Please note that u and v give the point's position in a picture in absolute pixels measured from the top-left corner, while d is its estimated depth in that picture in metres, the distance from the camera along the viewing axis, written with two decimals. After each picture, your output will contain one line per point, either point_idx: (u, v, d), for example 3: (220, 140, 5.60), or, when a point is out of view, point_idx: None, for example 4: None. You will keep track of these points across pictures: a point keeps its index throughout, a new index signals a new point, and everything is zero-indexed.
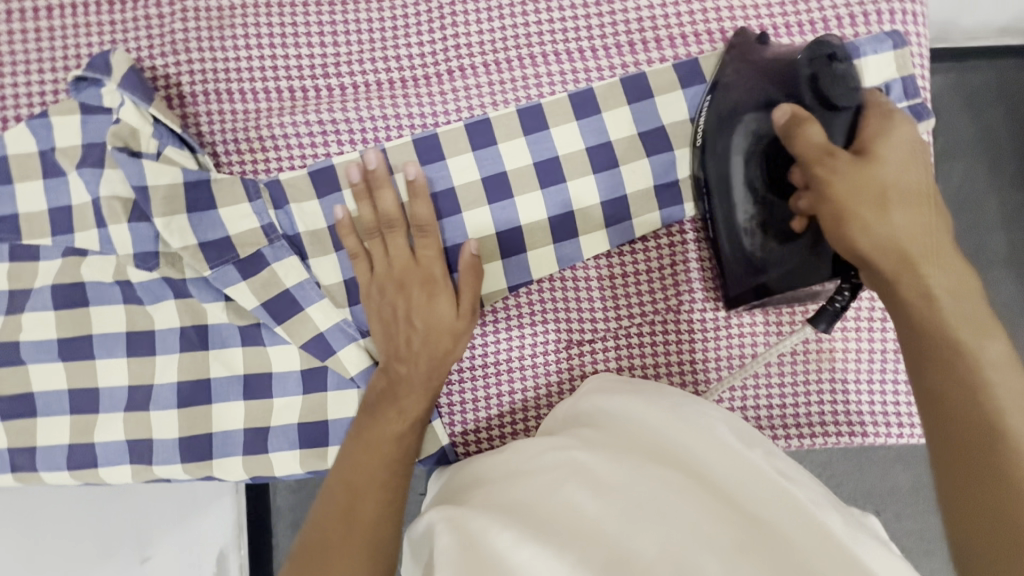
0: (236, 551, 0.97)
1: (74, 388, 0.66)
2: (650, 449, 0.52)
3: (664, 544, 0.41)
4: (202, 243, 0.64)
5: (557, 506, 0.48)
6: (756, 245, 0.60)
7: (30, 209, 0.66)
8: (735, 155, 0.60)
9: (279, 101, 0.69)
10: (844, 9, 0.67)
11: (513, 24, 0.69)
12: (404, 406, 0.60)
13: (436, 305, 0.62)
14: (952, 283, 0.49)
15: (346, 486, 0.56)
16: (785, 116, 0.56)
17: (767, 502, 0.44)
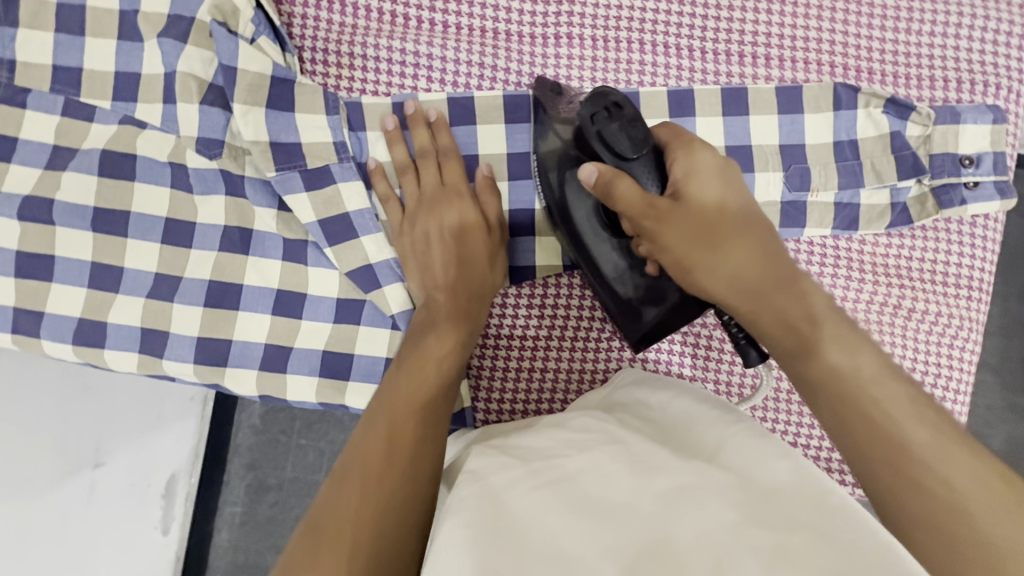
0: (188, 478, 0.87)
1: (97, 261, 0.62)
2: (691, 446, 0.49)
3: (695, 533, 0.38)
4: (273, 142, 0.62)
5: (585, 477, 0.46)
6: (630, 289, 0.57)
7: (97, 67, 0.62)
8: (590, 239, 0.58)
9: (378, 23, 0.66)
10: (953, 73, 0.67)
11: (630, 6, 0.68)
12: (442, 331, 0.56)
13: (468, 228, 0.60)
14: (832, 338, 0.47)
15: (386, 406, 0.51)
16: (592, 176, 0.52)
17: (821, 508, 0.38)
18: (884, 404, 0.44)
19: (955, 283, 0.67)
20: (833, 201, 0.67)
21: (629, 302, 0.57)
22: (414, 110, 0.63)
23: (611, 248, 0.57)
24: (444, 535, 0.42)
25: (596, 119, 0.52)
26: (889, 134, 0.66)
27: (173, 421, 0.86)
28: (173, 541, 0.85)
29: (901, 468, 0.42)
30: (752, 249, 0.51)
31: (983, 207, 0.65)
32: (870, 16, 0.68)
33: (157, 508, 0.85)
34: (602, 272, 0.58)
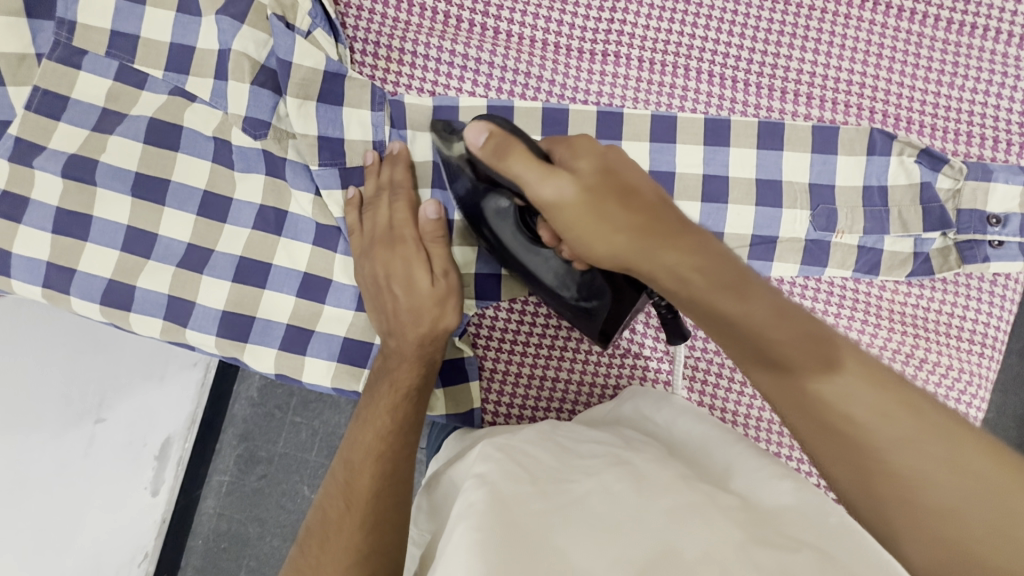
0: (181, 442, 0.93)
1: (133, 226, 0.64)
2: (693, 467, 0.51)
3: (701, 547, 0.39)
4: (320, 137, 0.63)
5: (591, 498, 0.47)
6: (574, 291, 0.59)
7: (154, 36, 0.64)
8: (522, 253, 0.59)
9: (431, 22, 0.68)
10: (991, 131, 0.68)
11: (680, 31, 0.69)
12: (396, 378, 0.58)
13: (413, 272, 0.60)
14: (811, 355, 0.43)
15: (348, 470, 0.53)
16: (480, 136, 0.54)
17: (825, 530, 0.40)
18: (840, 417, 0.42)
19: (969, 338, 0.67)
20: (857, 244, 0.68)
21: (576, 303, 0.60)
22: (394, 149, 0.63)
23: (546, 256, 0.58)
24: (456, 541, 0.42)
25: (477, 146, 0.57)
26: (920, 184, 0.67)
27: (173, 380, 0.92)
28: (162, 501, 0.91)
29: (866, 468, 0.42)
30: (642, 258, 0.50)
31: (1006, 266, 0.66)
32: (914, 67, 0.69)
33: (150, 470, 0.89)
34: (544, 280, 0.60)
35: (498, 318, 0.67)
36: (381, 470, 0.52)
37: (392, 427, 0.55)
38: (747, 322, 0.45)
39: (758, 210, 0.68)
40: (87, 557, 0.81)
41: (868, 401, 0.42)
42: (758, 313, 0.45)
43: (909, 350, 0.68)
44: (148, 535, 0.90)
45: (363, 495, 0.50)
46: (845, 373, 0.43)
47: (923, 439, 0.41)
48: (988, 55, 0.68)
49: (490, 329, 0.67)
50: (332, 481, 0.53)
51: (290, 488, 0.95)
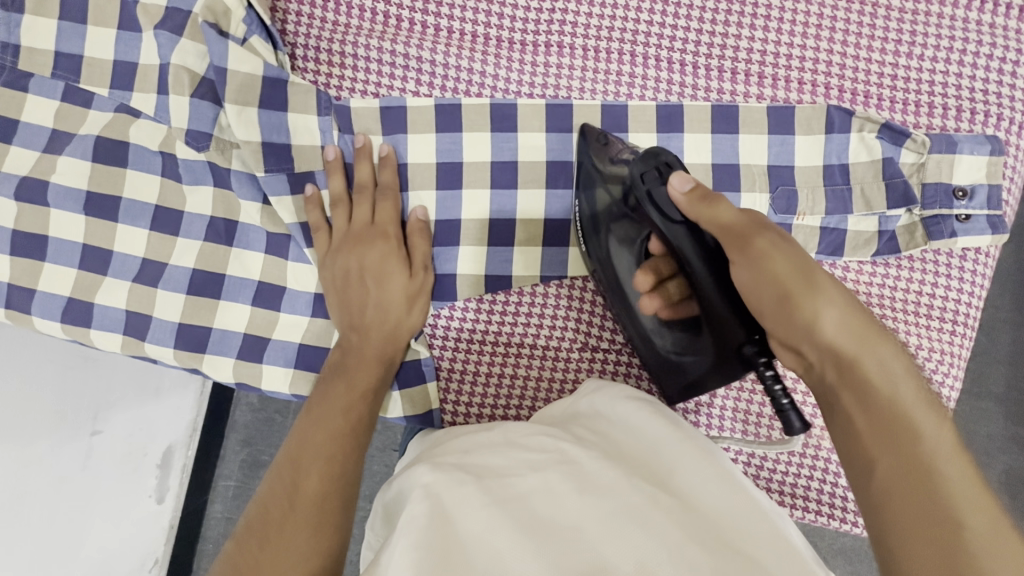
0: (184, 450, 0.91)
1: (88, 244, 0.64)
2: (639, 465, 0.51)
3: (635, 562, 0.39)
4: (264, 143, 0.63)
5: (534, 497, 0.47)
6: (669, 342, 0.58)
7: (96, 55, 0.64)
8: (630, 289, 0.58)
9: (371, 23, 0.67)
10: (954, 101, 0.65)
11: (625, 17, 0.68)
12: (354, 376, 0.58)
13: (388, 270, 0.61)
14: (879, 355, 0.46)
15: (292, 464, 0.52)
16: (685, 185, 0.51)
17: (752, 536, 0.42)
18: (887, 405, 0.44)
19: (940, 316, 0.65)
20: (820, 225, 0.66)
21: (666, 353, 0.59)
22: (362, 144, 0.63)
23: (651, 301, 0.58)
24: (394, 557, 0.44)
25: (646, 180, 0.53)
26: (882, 160, 0.65)
27: (170, 395, 0.91)
28: (169, 508, 0.90)
29: (910, 459, 0.41)
30: (768, 243, 0.49)
31: (974, 241, 0.64)
32: (871, 38, 0.66)
33: (153, 477, 0.88)
34: (642, 321, 0.59)
35: (454, 319, 0.67)
36: (329, 471, 0.52)
37: (342, 426, 0.55)
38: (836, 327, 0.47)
39: None
40: (93, 566, 0.84)
41: (930, 420, 0.43)
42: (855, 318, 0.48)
43: None
44: (153, 542, 0.89)
45: (308, 497, 0.50)
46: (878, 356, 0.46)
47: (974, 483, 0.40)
48: (950, 22, 0.65)
49: (446, 330, 0.67)
50: (278, 476, 0.52)
51: None
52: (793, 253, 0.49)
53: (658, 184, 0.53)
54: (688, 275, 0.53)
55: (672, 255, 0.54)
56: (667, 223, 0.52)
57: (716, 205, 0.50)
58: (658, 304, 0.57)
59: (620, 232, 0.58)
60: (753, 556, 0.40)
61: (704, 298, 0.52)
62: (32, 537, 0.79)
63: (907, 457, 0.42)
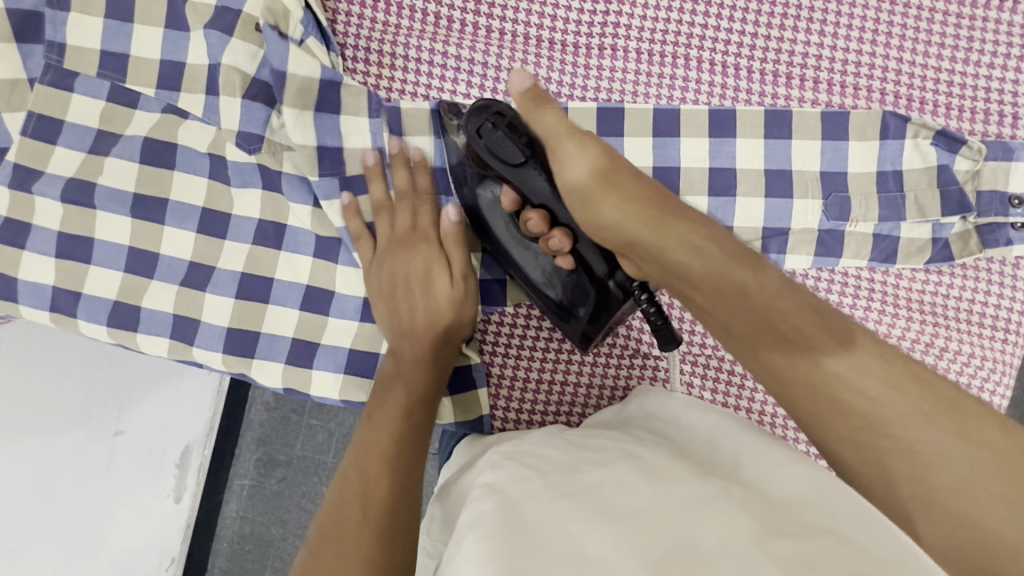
0: (202, 449, 0.91)
1: (134, 247, 0.63)
2: (703, 463, 0.49)
3: (715, 539, 0.38)
4: (319, 147, 0.62)
5: (603, 487, 0.46)
6: (559, 290, 0.60)
7: (143, 54, 0.63)
8: (514, 248, 0.61)
9: (422, 24, 0.66)
10: (1010, 108, 0.65)
11: (678, 20, 0.67)
12: (412, 381, 0.58)
13: (433, 276, 0.60)
14: (852, 356, 0.42)
15: (358, 467, 0.52)
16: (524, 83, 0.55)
17: (836, 516, 0.39)
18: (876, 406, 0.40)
19: (992, 324, 0.65)
20: (873, 232, 0.65)
21: (562, 303, 0.60)
22: (396, 150, 0.62)
23: (535, 253, 0.60)
24: (467, 548, 0.43)
25: (480, 132, 0.56)
26: (936, 167, 0.64)
27: (190, 392, 0.90)
28: (186, 508, 0.90)
29: (886, 473, 0.40)
30: (656, 233, 0.47)
31: None
32: (927, 44, 0.66)
33: (172, 476, 0.88)
34: (531, 277, 0.61)
35: (505, 322, 0.66)
36: (398, 475, 0.51)
37: (405, 431, 0.54)
38: (762, 304, 0.44)
39: (768, 202, 0.66)
40: (115, 564, 0.84)
41: (896, 404, 0.41)
42: (769, 291, 0.44)
43: (931, 339, 0.65)
44: (174, 540, 0.89)
45: (382, 503, 0.49)
46: (857, 355, 0.42)
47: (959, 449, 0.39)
48: (1006, 27, 0.65)
49: (496, 333, 0.67)
50: (347, 485, 0.50)
51: (310, 490, 0.95)
52: (687, 237, 0.47)
53: (490, 131, 0.57)
54: (541, 207, 0.57)
55: (526, 198, 0.58)
56: (511, 165, 0.56)
57: (541, 108, 0.53)
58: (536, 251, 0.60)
59: (485, 196, 0.61)
60: (842, 536, 0.37)
61: (561, 224, 0.57)
62: (60, 526, 0.80)
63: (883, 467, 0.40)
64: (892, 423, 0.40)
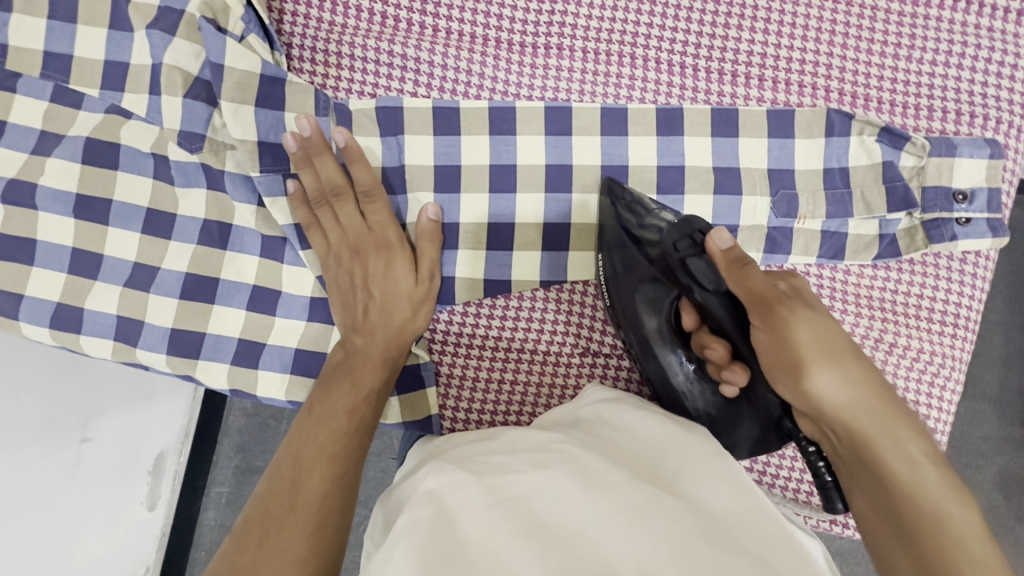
0: (176, 456, 0.90)
1: (78, 248, 0.63)
2: (641, 469, 0.50)
3: (634, 557, 0.40)
4: (261, 143, 0.61)
5: (537, 495, 0.47)
6: (701, 403, 0.60)
7: (87, 55, 0.63)
8: (670, 358, 0.60)
9: (368, 23, 0.66)
10: (953, 104, 0.65)
11: (624, 19, 0.67)
12: (359, 378, 0.56)
13: (391, 273, 0.59)
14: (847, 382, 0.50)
15: (296, 458, 0.51)
16: (725, 241, 0.54)
17: (761, 538, 0.42)
18: (901, 507, 0.47)
19: (941, 319, 0.65)
20: (820, 229, 0.66)
21: (696, 413, 0.61)
22: (311, 132, 0.59)
23: (681, 361, 0.60)
24: (397, 561, 0.43)
25: (699, 252, 0.56)
26: (882, 163, 0.65)
27: (162, 400, 0.88)
28: (161, 516, 0.88)
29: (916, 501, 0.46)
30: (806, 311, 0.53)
31: (975, 244, 0.64)
32: (870, 42, 0.66)
33: (144, 485, 0.86)
34: (673, 383, 0.60)
35: (453, 322, 0.66)
36: (332, 473, 0.50)
37: (350, 426, 0.53)
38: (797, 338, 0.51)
39: (716, 199, 0.66)
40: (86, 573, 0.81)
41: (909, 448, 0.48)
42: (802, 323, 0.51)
43: (880, 334, 0.65)
44: (148, 550, 0.88)
45: (310, 500, 0.48)
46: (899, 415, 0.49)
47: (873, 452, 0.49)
48: (949, 24, 0.66)
49: (445, 332, 0.66)
50: (278, 475, 0.50)
51: None
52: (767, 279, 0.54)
53: (693, 253, 0.56)
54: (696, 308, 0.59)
55: (716, 323, 0.58)
56: (703, 289, 0.56)
57: (747, 270, 0.53)
58: (692, 363, 0.60)
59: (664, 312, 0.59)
60: (763, 559, 0.40)
61: (728, 341, 0.57)
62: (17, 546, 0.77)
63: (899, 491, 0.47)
64: (934, 495, 0.46)
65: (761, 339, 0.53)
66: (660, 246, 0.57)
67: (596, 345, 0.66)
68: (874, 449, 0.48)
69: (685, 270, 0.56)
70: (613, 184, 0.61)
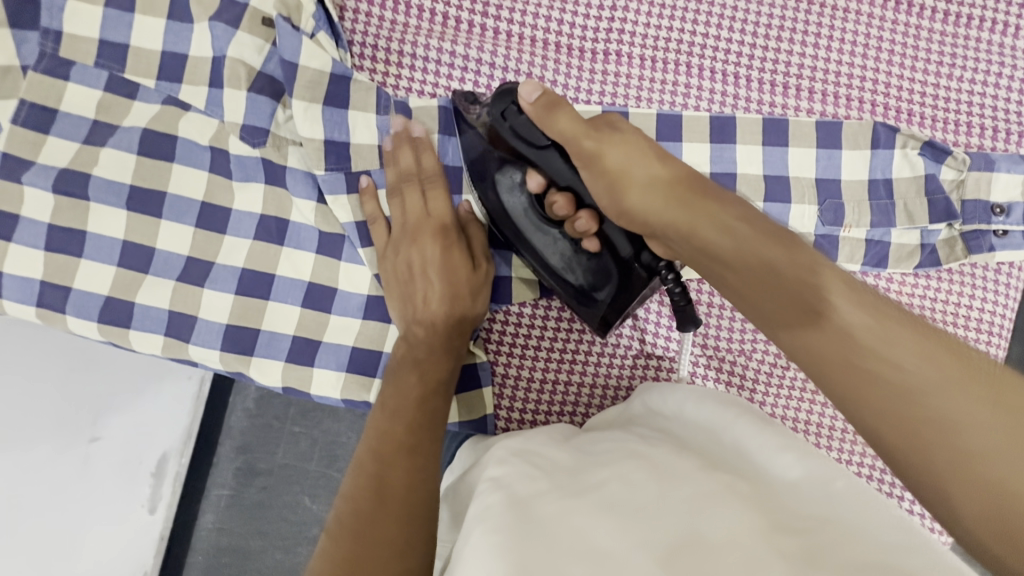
0: (179, 457, 0.83)
1: (130, 240, 0.61)
2: (704, 453, 0.48)
3: (724, 531, 0.38)
4: (326, 141, 0.61)
5: (609, 483, 0.46)
6: (580, 275, 0.59)
7: (145, 45, 0.62)
8: (531, 234, 0.60)
9: (429, 23, 0.66)
10: (990, 122, 0.68)
11: (680, 28, 0.69)
12: (426, 368, 0.56)
13: (452, 260, 0.59)
14: (863, 323, 0.40)
15: (377, 455, 0.51)
16: (533, 94, 0.54)
17: (849, 500, 0.39)
18: (842, 378, 0.40)
19: (977, 327, 0.68)
20: (865, 237, 0.68)
21: (581, 287, 0.60)
22: (401, 128, 0.61)
23: (554, 237, 0.59)
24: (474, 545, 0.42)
25: (506, 116, 0.57)
26: (924, 176, 0.67)
27: (164, 395, 0.82)
28: (161, 519, 0.82)
29: (961, 454, 0.36)
30: (760, 235, 0.45)
31: (1010, 255, 0.67)
32: (914, 59, 0.69)
33: (146, 486, 0.81)
34: (549, 261, 0.60)
35: (509, 322, 0.66)
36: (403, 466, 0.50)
37: (421, 419, 0.53)
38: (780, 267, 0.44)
39: (767, 206, 0.67)
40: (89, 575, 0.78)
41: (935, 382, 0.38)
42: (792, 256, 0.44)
43: None
44: (149, 553, 0.81)
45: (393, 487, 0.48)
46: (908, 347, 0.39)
47: (896, 406, 0.38)
48: (987, 45, 0.69)
49: (501, 332, 0.66)
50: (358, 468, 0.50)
51: (293, 500, 0.90)
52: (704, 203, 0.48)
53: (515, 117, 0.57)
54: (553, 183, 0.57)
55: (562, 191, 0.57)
56: (536, 148, 0.56)
57: (558, 113, 0.53)
58: (560, 236, 0.59)
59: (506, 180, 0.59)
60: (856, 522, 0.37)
61: (587, 206, 0.56)
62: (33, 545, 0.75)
63: (942, 446, 0.36)
64: (963, 424, 0.36)
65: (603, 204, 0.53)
66: (490, 121, 0.58)
67: (648, 347, 0.66)
68: (886, 382, 0.39)
69: (516, 133, 0.56)
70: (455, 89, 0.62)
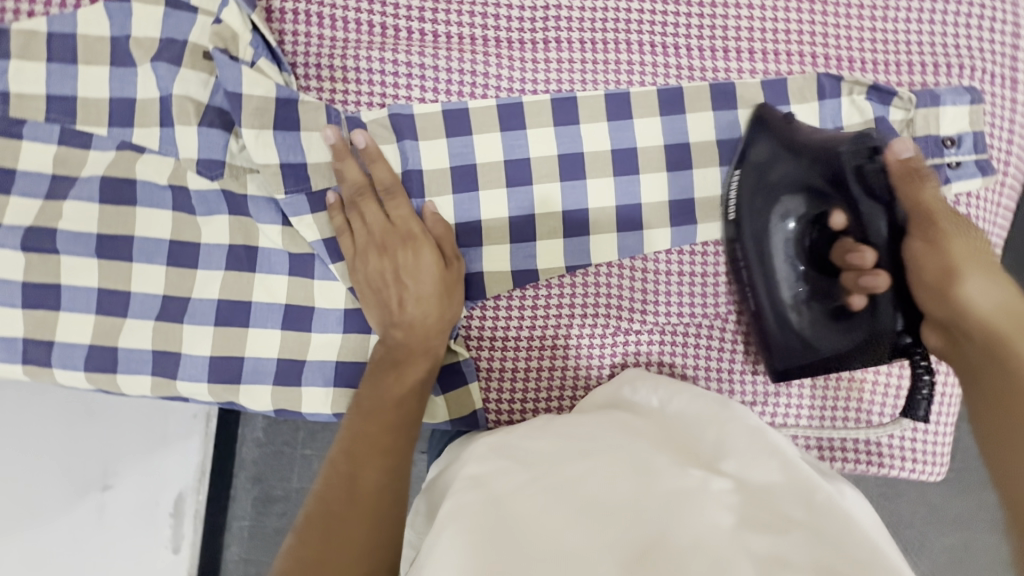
0: (195, 494, 0.83)
1: (104, 287, 0.62)
2: (680, 448, 0.50)
3: (693, 536, 0.40)
4: (283, 164, 0.62)
5: (587, 475, 0.46)
6: (805, 318, 0.62)
7: (91, 94, 0.62)
8: (783, 267, 0.62)
9: (369, 35, 0.67)
10: (930, 58, 0.69)
11: (616, 8, 0.70)
12: (405, 370, 0.59)
13: (421, 263, 0.60)
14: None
15: (350, 454, 0.54)
16: (908, 150, 0.59)
17: (807, 506, 0.42)
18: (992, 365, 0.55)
19: None
20: None
21: (802, 333, 0.62)
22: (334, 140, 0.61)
23: (796, 274, 0.62)
24: (449, 543, 0.44)
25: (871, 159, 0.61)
26: (873, 120, 0.68)
27: (177, 442, 0.83)
28: (186, 557, 0.83)
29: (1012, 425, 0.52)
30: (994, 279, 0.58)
31: (966, 185, 0.68)
32: (848, 7, 0.70)
33: (166, 527, 0.81)
34: (782, 296, 0.62)
35: (486, 319, 0.67)
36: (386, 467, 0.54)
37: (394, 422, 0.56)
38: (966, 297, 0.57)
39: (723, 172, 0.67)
40: None
41: None
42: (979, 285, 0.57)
43: None
44: None
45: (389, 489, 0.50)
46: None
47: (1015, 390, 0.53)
48: None
49: (480, 329, 0.67)
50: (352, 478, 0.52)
51: None
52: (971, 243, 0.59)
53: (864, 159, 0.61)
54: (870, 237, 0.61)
55: (860, 228, 0.61)
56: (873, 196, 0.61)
57: (925, 181, 0.59)
58: (804, 278, 0.62)
59: (794, 213, 0.62)
60: (814, 528, 0.40)
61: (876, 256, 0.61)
62: None
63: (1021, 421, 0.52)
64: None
65: (915, 247, 0.60)
66: (808, 160, 0.62)
67: (627, 324, 0.67)
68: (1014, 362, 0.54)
69: (861, 178, 0.61)
70: (768, 107, 0.65)
